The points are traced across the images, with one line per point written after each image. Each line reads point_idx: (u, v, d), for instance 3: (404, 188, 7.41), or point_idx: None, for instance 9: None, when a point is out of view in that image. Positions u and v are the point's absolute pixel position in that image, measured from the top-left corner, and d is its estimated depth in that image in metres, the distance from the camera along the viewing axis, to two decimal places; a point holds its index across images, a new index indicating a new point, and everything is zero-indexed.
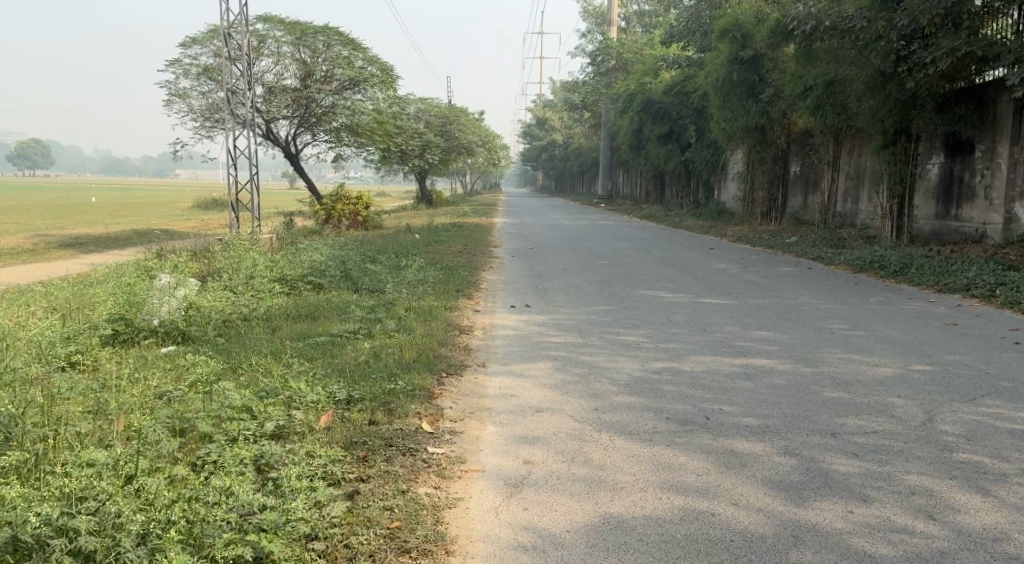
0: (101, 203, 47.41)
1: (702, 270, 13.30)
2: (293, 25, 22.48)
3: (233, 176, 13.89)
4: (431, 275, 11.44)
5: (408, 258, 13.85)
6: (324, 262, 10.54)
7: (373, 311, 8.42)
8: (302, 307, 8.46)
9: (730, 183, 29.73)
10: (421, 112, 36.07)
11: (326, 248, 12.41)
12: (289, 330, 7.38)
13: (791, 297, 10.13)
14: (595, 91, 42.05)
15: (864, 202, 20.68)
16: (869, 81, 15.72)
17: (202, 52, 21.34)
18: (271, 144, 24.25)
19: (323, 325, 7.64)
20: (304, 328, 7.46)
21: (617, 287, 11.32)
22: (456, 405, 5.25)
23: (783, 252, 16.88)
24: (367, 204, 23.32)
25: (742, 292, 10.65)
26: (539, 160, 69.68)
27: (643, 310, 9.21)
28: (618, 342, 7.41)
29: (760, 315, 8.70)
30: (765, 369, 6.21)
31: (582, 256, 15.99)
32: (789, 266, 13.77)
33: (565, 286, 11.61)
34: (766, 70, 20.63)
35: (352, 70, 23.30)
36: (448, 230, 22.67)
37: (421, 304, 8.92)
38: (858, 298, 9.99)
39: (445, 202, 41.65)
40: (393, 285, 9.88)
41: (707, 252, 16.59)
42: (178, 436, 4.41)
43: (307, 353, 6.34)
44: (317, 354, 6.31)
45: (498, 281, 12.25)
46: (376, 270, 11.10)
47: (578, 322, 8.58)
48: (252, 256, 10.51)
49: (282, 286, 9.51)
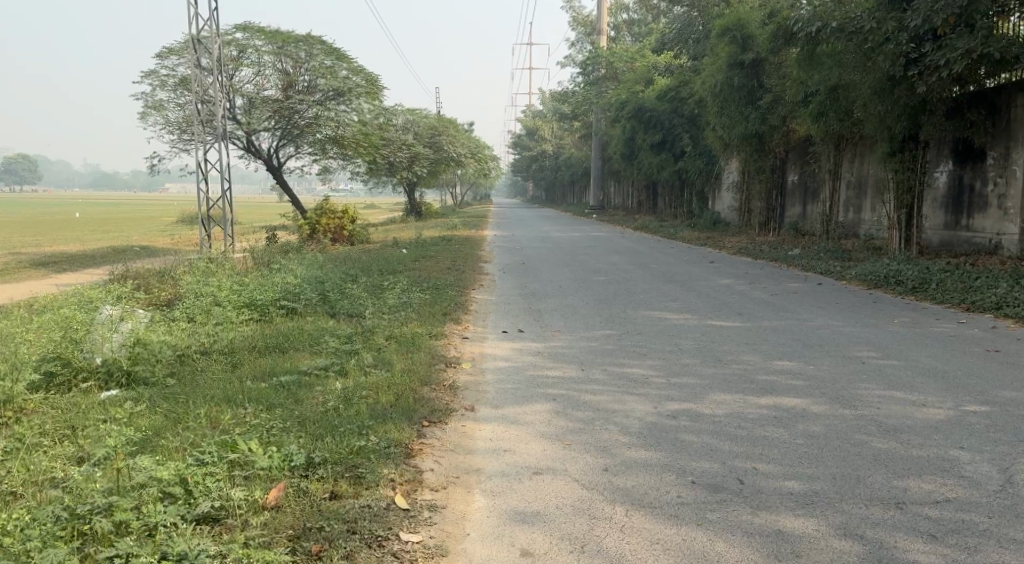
0: (81, 218, 46.46)
1: (707, 287, 12.49)
2: (274, 33, 21.66)
3: (203, 191, 13.02)
4: (417, 297, 10.59)
5: (392, 277, 13.00)
6: (299, 285, 9.68)
7: (350, 341, 7.55)
8: (271, 337, 7.59)
9: (726, 192, 28.97)
10: (408, 123, 35.20)
11: (304, 268, 11.55)
12: (252, 367, 6.53)
13: (807, 318, 9.33)
14: (585, 101, 41.27)
15: (866, 212, 19.96)
16: (876, 86, 14.96)
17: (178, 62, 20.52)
18: (252, 157, 23.37)
19: (292, 359, 6.78)
20: (270, 364, 6.59)
21: (617, 308, 10.51)
22: (439, 467, 4.43)
23: (788, 264, 16.11)
24: (353, 217, 22.50)
25: (754, 312, 9.86)
26: (529, 170, 68.92)
27: (648, 336, 8.40)
28: (624, 376, 6.58)
29: (779, 340, 7.92)
30: (801, 412, 5.42)
31: (576, 272, 15.15)
32: (797, 281, 12.98)
33: (561, 307, 10.78)
34: (765, 75, 19.91)
35: (336, 80, 22.45)
36: (436, 243, 21.91)
37: (404, 331, 8.08)
38: (881, 318, 9.19)
39: (435, 214, 40.77)
40: (375, 311, 9.01)
41: (709, 266, 15.79)
42: (73, 540, 3.65)
43: (266, 399, 5.45)
44: (278, 401, 5.41)
45: (488, 301, 11.40)
46: (356, 292, 10.25)
47: (577, 350, 7.75)
48: (221, 279, 9.65)
49: (250, 313, 8.63)
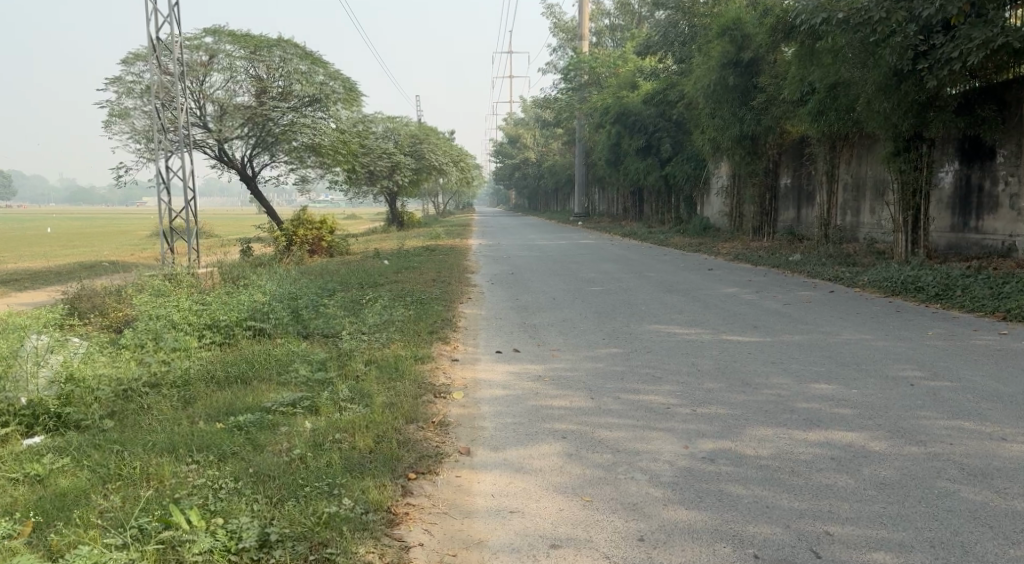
0: (53, 232, 45.35)
1: (711, 297, 11.67)
2: (246, 38, 20.72)
3: (165, 202, 12.04)
4: (399, 314, 9.70)
5: (372, 292, 12.08)
6: (267, 303, 8.80)
7: (325, 369, 6.64)
8: (236, 363, 6.69)
9: (715, 198, 28.24)
10: (389, 131, 34.28)
11: (276, 285, 10.63)
12: (210, 401, 5.62)
13: (831, 331, 8.49)
14: (568, 107, 40.51)
15: (866, 215, 19.22)
16: (882, 81, 14.20)
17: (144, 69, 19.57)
18: (225, 166, 22.41)
19: (260, 390, 5.87)
20: (232, 396, 5.69)
21: (619, 322, 9.63)
22: (432, 541, 3.70)
23: (791, 270, 15.28)
24: (332, 228, 21.60)
25: (770, 325, 9.01)
26: (512, 178, 68.11)
27: (660, 356, 7.52)
28: (642, 406, 5.69)
29: (810, 358, 7.07)
30: (863, 452, 4.58)
31: (569, 283, 14.27)
32: (806, 288, 12.18)
33: (558, 322, 9.89)
34: (760, 74, 19.16)
35: (312, 86, 21.56)
36: (419, 254, 21.05)
37: (386, 355, 7.19)
38: (911, 330, 8.36)
39: (417, 223, 39.80)
40: (355, 334, 8.10)
41: (709, 274, 14.98)
42: None
43: (218, 447, 4.52)
44: (234, 448, 4.50)
45: (477, 317, 10.52)
46: (331, 311, 9.35)
47: (581, 375, 6.88)
48: (184, 299, 8.73)
49: (213, 336, 7.74)
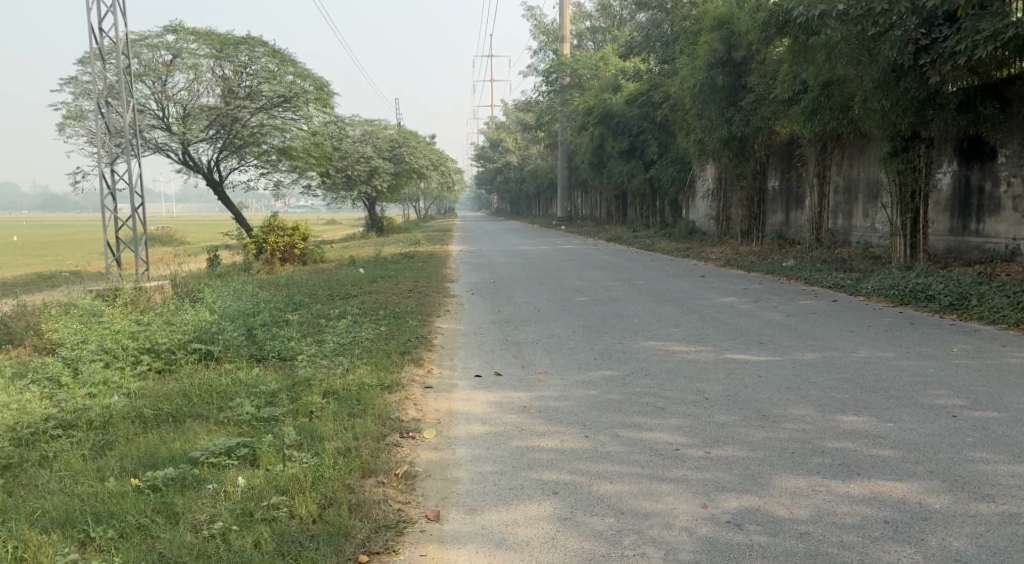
0: (21, 241, 44.08)
1: (707, 307, 10.85)
2: (212, 36, 19.83)
3: (111, 209, 11.11)
4: (367, 331, 8.87)
5: (339, 305, 11.25)
6: (214, 323, 8.27)
7: (273, 403, 5.98)
8: (172, 399, 6.16)
9: (700, 200, 27.48)
10: (366, 135, 33.35)
11: (231, 302, 9.79)
12: (128, 445, 5.11)
13: (845, 347, 7.69)
14: (549, 109, 39.66)
15: (858, 218, 18.50)
16: (878, 78, 13.43)
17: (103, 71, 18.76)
18: (191, 171, 21.51)
19: (191, 433, 5.32)
20: (156, 440, 5.15)
21: (610, 338, 8.79)
22: None
23: (787, 276, 14.49)
24: (305, 234, 20.69)
25: (777, 340, 8.19)
26: (494, 182, 67.19)
27: (660, 379, 6.68)
28: (645, 447, 4.84)
29: (830, 382, 6.25)
30: (924, 512, 3.87)
31: (554, 292, 13.44)
32: (807, 296, 11.37)
33: (543, 339, 9.05)
34: (748, 73, 18.41)
35: (282, 86, 20.61)
36: (396, 261, 20.16)
37: (346, 384, 6.37)
38: (933, 346, 7.56)
39: (396, 228, 38.83)
40: (316, 357, 7.40)
41: (701, 281, 14.17)
42: None
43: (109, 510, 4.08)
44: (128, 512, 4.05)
45: (455, 332, 9.66)
46: (290, 332, 8.51)
47: (571, 405, 6.02)
48: (126, 319, 8.14)
49: (154, 362, 7.26)
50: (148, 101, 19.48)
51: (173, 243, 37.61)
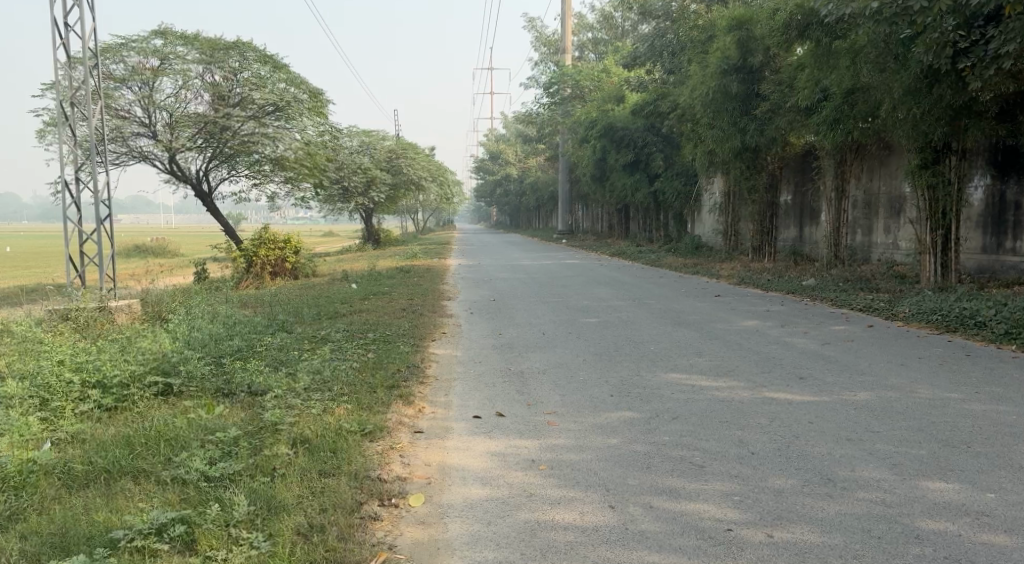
0: (13, 252, 43.23)
1: (730, 332, 9.84)
2: (201, 41, 18.93)
3: (73, 222, 10.09)
4: (352, 362, 7.88)
5: (326, 328, 10.27)
6: (176, 352, 7.33)
7: (230, 455, 5.03)
8: (115, 447, 5.24)
9: (707, 215, 26.52)
10: (363, 145, 32.36)
11: (201, 329, 8.80)
12: (43, 517, 4.19)
13: (901, 384, 6.72)
14: (551, 121, 38.76)
15: (879, 235, 17.55)
16: (910, 85, 12.46)
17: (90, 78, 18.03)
18: (178, 181, 20.54)
19: (124, 497, 4.39)
20: (78, 509, 4.26)
21: (626, 369, 7.78)
22: None
23: (809, 296, 13.51)
24: (297, 247, 19.72)
25: (819, 375, 7.18)
26: (494, 195, 66.34)
27: (692, 425, 5.67)
28: (689, 527, 3.99)
29: (899, 433, 5.27)
30: None
31: (558, 313, 12.41)
32: (838, 321, 10.40)
33: (550, 368, 8.01)
34: (764, 82, 17.44)
35: (273, 93, 19.64)
36: (392, 275, 19.20)
37: (320, 432, 5.38)
38: (1002, 385, 6.59)
39: (394, 241, 37.83)
40: (290, 394, 6.47)
41: (717, 301, 13.18)
42: None
43: None
44: None
45: (452, 359, 8.66)
46: (263, 364, 7.51)
47: (589, 458, 5.03)
48: (76, 347, 7.21)
49: (104, 399, 6.36)
50: (133, 107, 18.49)
51: (166, 255, 36.72)
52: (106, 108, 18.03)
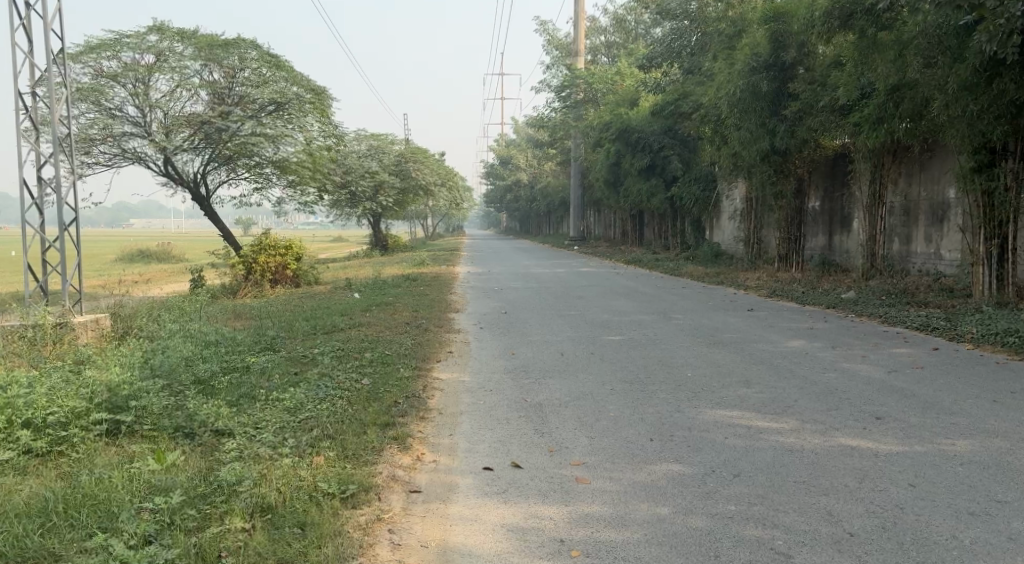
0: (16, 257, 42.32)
1: (775, 355, 8.66)
2: (199, 37, 17.84)
3: (32, 227, 8.93)
4: (342, 392, 6.72)
5: (317, 346, 9.13)
6: (131, 381, 6.24)
7: (169, 530, 4.03)
8: (26, 513, 4.21)
9: (727, 221, 25.26)
10: (371, 149, 31.28)
11: (169, 352, 7.67)
12: None
13: (1005, 430, 5.54)
14: (563, 125, 37.57)
15: (919, 244, 16.24)
16: (967, 79, 11.00)
17: (80, 75, 16.91)
18: (172, 183, 19.42)
19: None
20: None
21: (665, 403, 6.59)
22: None
23: (853, 311, 12.27)
24: (299, 253, 18.59)
25: (900, 415, 5.98)
26: (505, 201, 65.26)
27: (763, 486, 4.56)
28: None
29: None
30: None
31: (578, 329, 11.21)
32: (897, 343, 9.20)
33: (574, 400, 6.84)
34: (797, 80, 16.22)
35: (273, 91, 18.46)
36: (398, 283, 18.10)
37: (284, 498, 4.32)
38: None
39: (402, 246, 36.71)
40: (262, 437, 5.37)
41: (751, 317, 11.98)
42: None
43: None
44: None
45: (459, 387, 7.48)
46: (233, 402, 6.40)
47: (635, 542, 3.99)
48: (13, 375, 6.17)
49: (36, 441, 5.33)
50: (125, 105, 17.35)
51: (169, 261, 35.72)
52: (97, 106, 16.94)
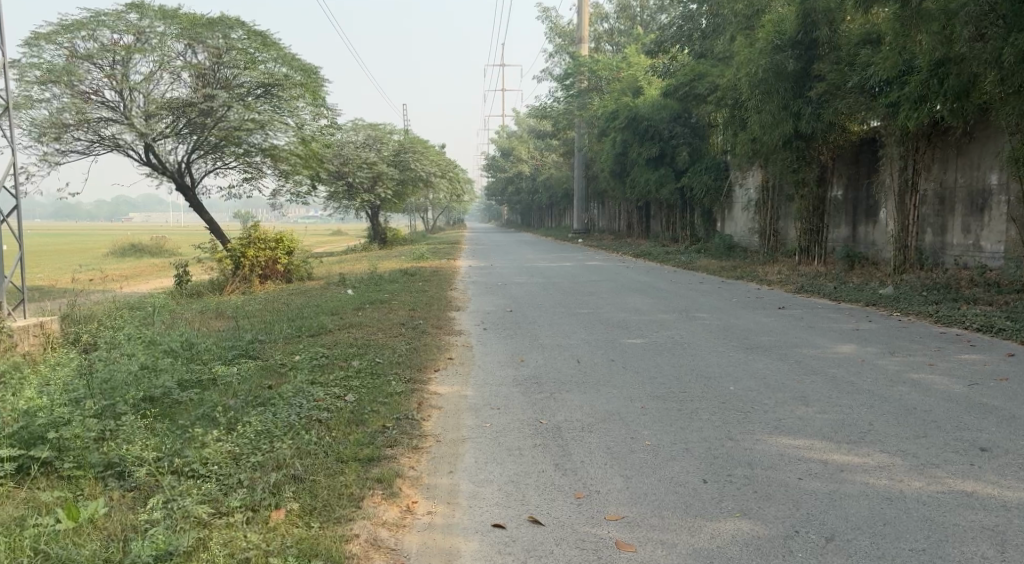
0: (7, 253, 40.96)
1: (824, 362, 7.48)
2: (182, 16, 16.60)
3: None
4: (316, 415, 5.52)
5: (299, 352, 7.92)
6: (55, 403, 5.09)
7: None
8: None
9: (741, 211, 24.02)
10: (368, 140, 29.95)
11: (118, 363, 6.47)
12: None
13: None
14: (566, 113, 36.23)
15: (954, 235, 15.02)
16: None
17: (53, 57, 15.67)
18: (155, 173, 18.23)
19: None
20: None
21: (711, 427, 5.40)
22: None
23: (895, 309, 11.07)
24: (290, 247, 17.43)
25: (1009, 445, 4.81)
26: (506, 194, 63.94)
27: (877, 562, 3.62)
28: None
29: None
30: None
31: (592, 330, 9.99)
32: (960, 347, 8.01)
33: (600, 422, 5.65)
34: (825, 58, 14.96)
35: (261, 72, 17.20)
36: (393, 279, 16.90)
37: None
38: None
39: (401, 240, 35.44)
40: (210, 482, 4.25)
41: (783, 316, 10.79)
42: None
43: None
44: None
45: (460, 404, 6.28)
46: (184, 427, 5.24)
47: None
48: None
49: None
50: (102, 90, 16.13)
51: (162, 255, 34.58)
52: (71, 89, 15.71)
